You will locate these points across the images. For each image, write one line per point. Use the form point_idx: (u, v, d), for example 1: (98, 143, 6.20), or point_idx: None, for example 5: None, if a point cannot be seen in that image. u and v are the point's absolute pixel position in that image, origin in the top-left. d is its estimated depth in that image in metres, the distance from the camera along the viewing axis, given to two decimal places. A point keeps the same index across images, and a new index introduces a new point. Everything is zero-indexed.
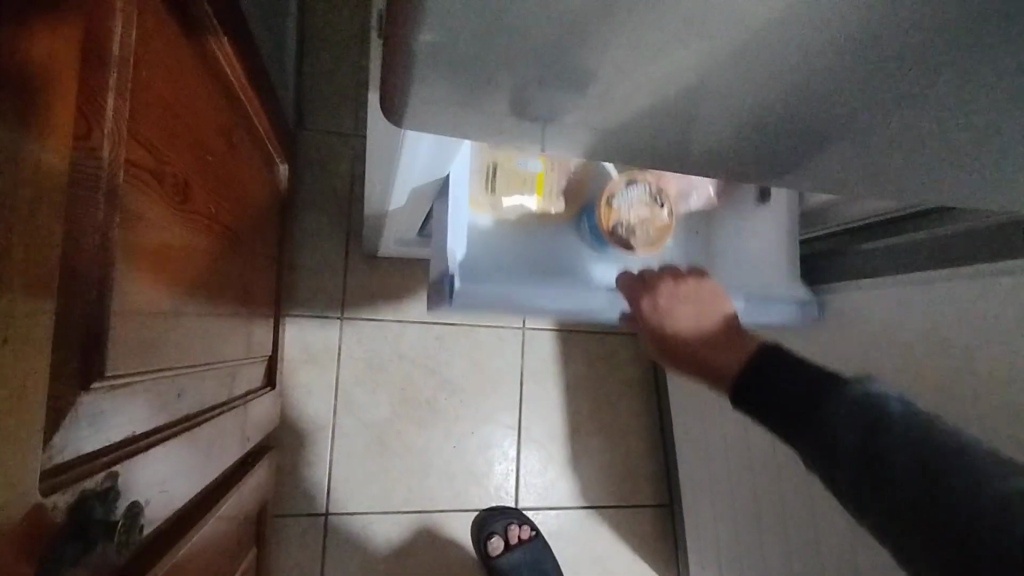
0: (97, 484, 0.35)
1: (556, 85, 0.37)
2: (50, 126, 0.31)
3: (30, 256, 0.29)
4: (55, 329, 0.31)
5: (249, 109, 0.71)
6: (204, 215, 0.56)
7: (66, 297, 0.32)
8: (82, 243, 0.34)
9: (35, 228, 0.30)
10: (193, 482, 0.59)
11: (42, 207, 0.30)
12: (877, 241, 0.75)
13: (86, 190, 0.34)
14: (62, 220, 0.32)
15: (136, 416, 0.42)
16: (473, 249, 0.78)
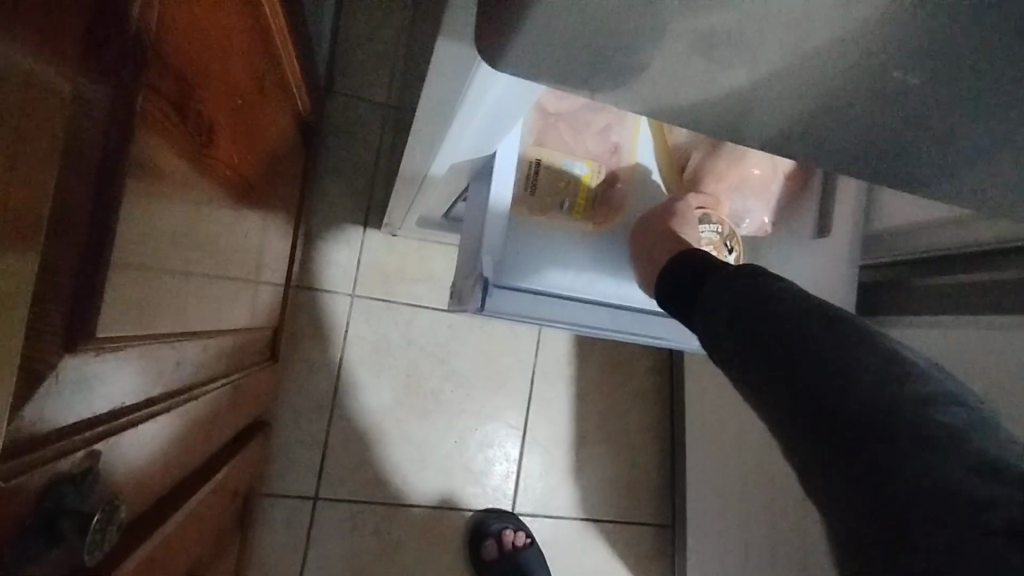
0: (72, 466, 0.30)
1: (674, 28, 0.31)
2: (55, 24, 0.25)
3: (19, 180, 0.23)
4: (38, 275, 0.25)
5: (283, 58, 0.65)
6: (225, 163, 0.51)
7: (57, 237, 0.26)
8: (83, 174, 0.28)
9: (28, 146, 0.24)
10: (181, 458, 0.53)
11: (38, 122, 0.24)
12: (941, 278, 0.70)
13: (94, 112, 0.28)
14: (61, 144, 0.26)
15: (126, 386, 0.36)
16: (520, 241, 0.73)
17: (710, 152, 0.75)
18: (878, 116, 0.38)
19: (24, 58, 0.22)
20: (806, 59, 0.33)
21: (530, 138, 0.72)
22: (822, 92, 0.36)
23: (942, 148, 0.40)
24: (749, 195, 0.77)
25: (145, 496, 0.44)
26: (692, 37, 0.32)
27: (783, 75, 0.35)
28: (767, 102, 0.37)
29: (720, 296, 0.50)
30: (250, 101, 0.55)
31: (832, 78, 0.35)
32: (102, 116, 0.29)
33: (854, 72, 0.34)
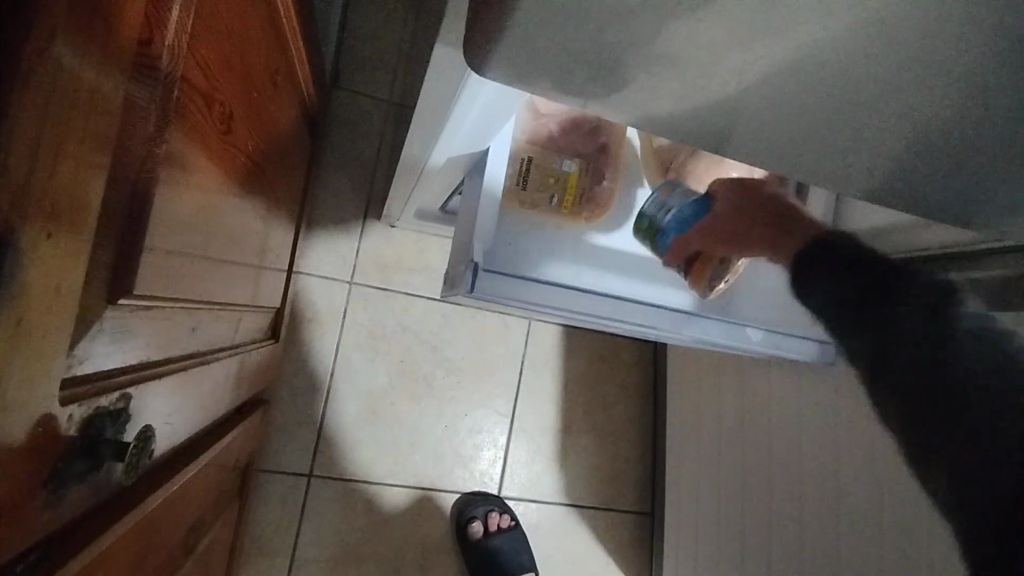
0: (110, 403, 0.34)
1: (643, 41, 0.36)
2: (124, 29, 0.29)
3: (87, 158, 0.28)
4: (93, 239, 0.30)
5: (294, 55, 0.70)
6: (240, 150, 0.55)
7: (107, 208, 0.31)
8: (129, 156, 0.32)
9: (95, 130, 0.28)
10: (192, 420, 0.57)
11: (103, 110, 0.29)
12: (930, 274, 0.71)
13: (140, 103, 0.32)
14: (116, 129, 0.30)
15: (152, 343, 0.41)
16: (510, 226, 0.77)
17: (693, 155, 0.80)
18: (826, 122, 0.43)
19: (94, 63, 0.27)
20: (761, 73, 0.38)
21: (522, 135, 0.78)
22: (778, 100, 0.41)
23: (881, 153, 0.45)
24: None
25: (162, 447, 0.49)
26: (663, 51, 0.36)
27: (742, 87, 0.39)
28: (730, 109, 0.42)
29: None
30: (264, 95, 0.60)
31: (785, 89, 0.40)
32: (146, 108, 0.33)
33: (802, 84, 0.39)
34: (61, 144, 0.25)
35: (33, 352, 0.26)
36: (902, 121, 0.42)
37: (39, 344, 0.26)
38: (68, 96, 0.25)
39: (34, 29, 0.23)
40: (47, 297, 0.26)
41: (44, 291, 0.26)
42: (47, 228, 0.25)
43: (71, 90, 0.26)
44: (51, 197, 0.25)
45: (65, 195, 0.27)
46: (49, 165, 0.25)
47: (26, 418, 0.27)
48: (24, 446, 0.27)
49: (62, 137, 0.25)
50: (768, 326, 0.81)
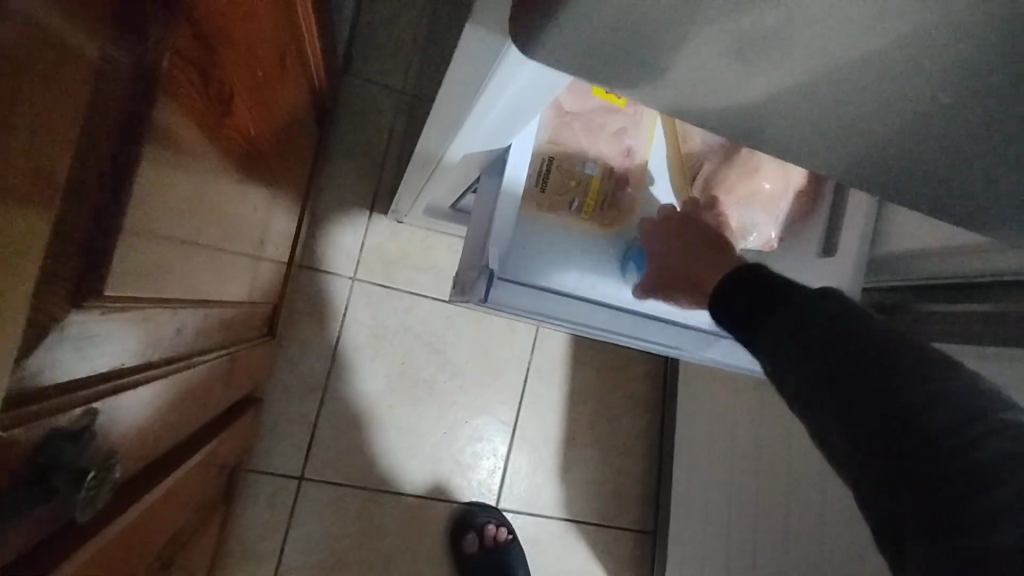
0: (69, 422, 0.30)
1: (709, 28, 0.31)
2: None
3: (43, 132, 0.23)
4: (52, 230, 0.25)
5: (305, 34, 0.65)
6: (240, 134, 0.51)
7: (72, 195, 0.26)
8: (103, 134, 0.27)
9: (56, 100, 0.23)
10: (174, 425, 0.53)
11: (68, 76, 0.24)
12: (963, 304, 0.69)
13: (120, 72, 0.27)
14: (86, 101, 0.26)
15: (127, 347, 0.36)
16: (528, 232, 0.72)
17: (723, 163, 0.76)
18: (906, 133, 0.37)
19: (52, 13, 0.22)
20: (842, 71, 0.33)
21: (544, 133, 0.73)
22: (856, 103, 0.36)
23: (956, 172, 0.40)
24: (757, 208, 0.77)
25: (136, 459, 0.44)
26: (733, 38, 0.31)
27: (818, 85, 0.35)
28: (800, 110, 0.37)
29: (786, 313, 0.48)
30: (270, 74, 0.55)
31: (867, 92, 0.35)
32: (128, 75, 0.28)
33: (887, 87, 0.34)
34: (11, 111, 0.20)
35: None
36: (993, 139, 0.37)
37: None
38: (18, 50, 0.20)
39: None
40: None
41: None
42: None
43: (24, 47, 0.21)
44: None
45: (13, 176, 0.22)
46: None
47: None
48: None
49: (11, 104, 0.20)
50: None
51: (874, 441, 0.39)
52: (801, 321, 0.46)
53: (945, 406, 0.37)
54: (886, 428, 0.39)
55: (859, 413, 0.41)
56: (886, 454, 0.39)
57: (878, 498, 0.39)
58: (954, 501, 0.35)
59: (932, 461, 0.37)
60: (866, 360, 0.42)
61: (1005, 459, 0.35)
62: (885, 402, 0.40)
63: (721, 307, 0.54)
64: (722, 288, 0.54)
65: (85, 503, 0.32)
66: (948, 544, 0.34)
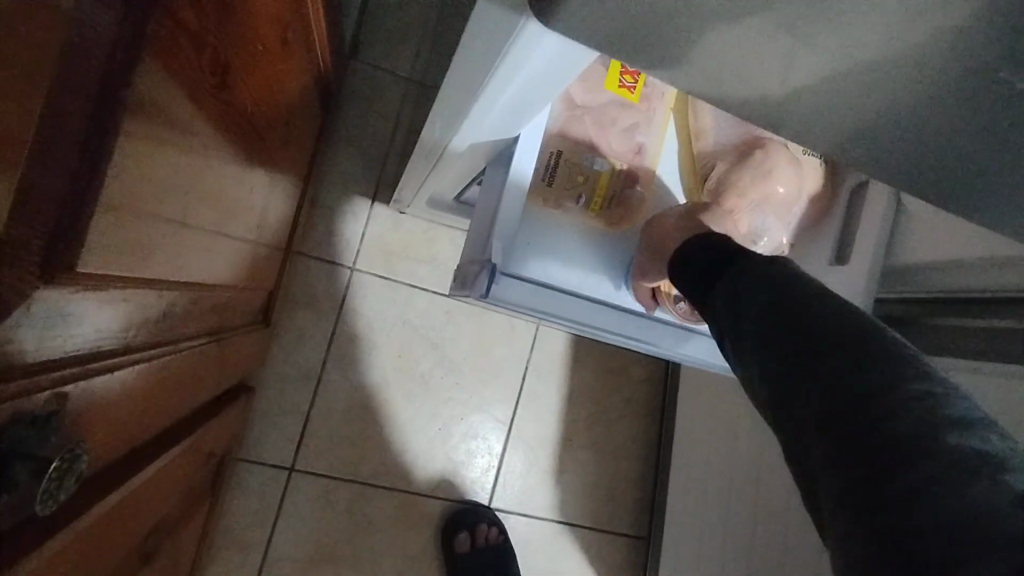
0: (35, 407, 0.28)
1: (734, 10, 0.29)
2: None
3: (4, 88, 0.21)
4: (17, 197, 0.23)
5: (311, 13, 0.63)
6: (237, 110, 0.49)
7: (42, 160, 0.24)
8: (80, 98, 0.25)
9: (21, 55, 0.21)
10: (157, 411, 0.51)
11: (37, 29, 0.22)
12: (978, 320, 0.67)
13: (102, 31, 0.26)
14: (59, 60, 0.24)
15: (105, 329, 0.34)
16: (533, 227, 0.70)
17: (736, 164, 0.74)
18: (945, 133, 0.35)
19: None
20: (882, 58, 0.31)
21: (553, 126, 0.71)
22: (893, 95, 0.33)
23: (986, 180, 0.38)
24: (770, 213, 0.74)
25: (112, 446, 0.42)
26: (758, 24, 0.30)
27: (854, 73, 0.32)
28: (830, 101, 0.35)
29: (756, 285, 0.47)
30: (271, 50, 0.53)
31: (907, 82, 0.32)
32: (109, 37, 0.26)
33: (929, 79, 0.32)
34: None
35: None
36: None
37: None
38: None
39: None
40: None
41: None
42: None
43: None
44: None
45: None
46: None
47: None
48: None
49: None
50: None
51: (829, 438, 0.35)
52: (769, 297, 0.45)
53: (909, 402, 0.33)
54: (841, 422, 0.35)
55: (816, 407, 0.37)
56: (840, 451, 0.34)
57: (827, 501, 0.34)
58: (915, 504, 0.30)
59: (892, 460, 0.32)
60: (832, 352, 0.38)
61: (976, 465, 0.30)
62: (843, 395, 0.36)
63: (685, 278, 0.57)
64: (686, 263, 0.57)
65: (48, 498, 0.29)
66: (903, 553, 0.29)
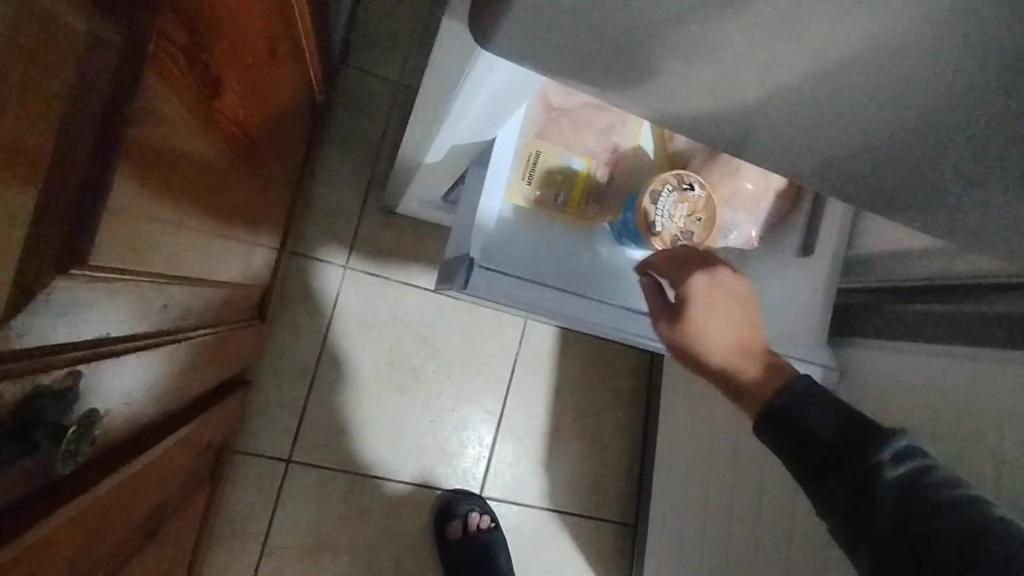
0: (53, 382, 0.32)
1: (660, 34, 0.33)
2: None
3: (25, 114, 0.25)
4: (38, 204, 0.27)
5: (299, 25, 0.66)
6: (230, 120, 0.52)
7: (57, 172, 0.28)
8: (87, 117, 0.29)
9: (39, 84, 0.25)
10: (159, 398, 0.55)
11: (52, 61, 0.26)
12: (921, 305, 0.72)
13: (105, 59, 0.29)
14: (68, 86, 0.27)
15: (111, 318, 0.38)
16: (509, 230, 0.75)
17: (708, 162, 0.78)
18: (874, 135, 0.38)
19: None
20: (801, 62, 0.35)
21: (531, 128, 0.74)
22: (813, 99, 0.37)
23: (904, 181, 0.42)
24: (739, 209, 0.79)
25: (116, 428, 0.46)
26: (681, 44, 0.34)
27: (786, 83, 0.35)
28: (766, 111, 0.38)
29: (815, 416, 0.53)
30: (260, 62, 0.57)
31: (831, 92, 0.36)
32: (112, 63, 0.30)
33: (853, 88, 0.35)
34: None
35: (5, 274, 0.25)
36: (963, 146, 0.37)
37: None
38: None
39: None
40: None
41: None
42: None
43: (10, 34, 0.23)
44: None
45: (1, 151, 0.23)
46: None
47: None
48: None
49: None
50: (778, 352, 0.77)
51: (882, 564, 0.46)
52: (829, 427, 0.52)
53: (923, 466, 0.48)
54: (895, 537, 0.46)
55: (881, 517, 0.47)
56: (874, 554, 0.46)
57: None
58: None
59: (928, 558, 0.43)
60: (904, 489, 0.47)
61: None
62: (900, 510, 0.46)
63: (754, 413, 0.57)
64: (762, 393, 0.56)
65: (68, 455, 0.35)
66: None
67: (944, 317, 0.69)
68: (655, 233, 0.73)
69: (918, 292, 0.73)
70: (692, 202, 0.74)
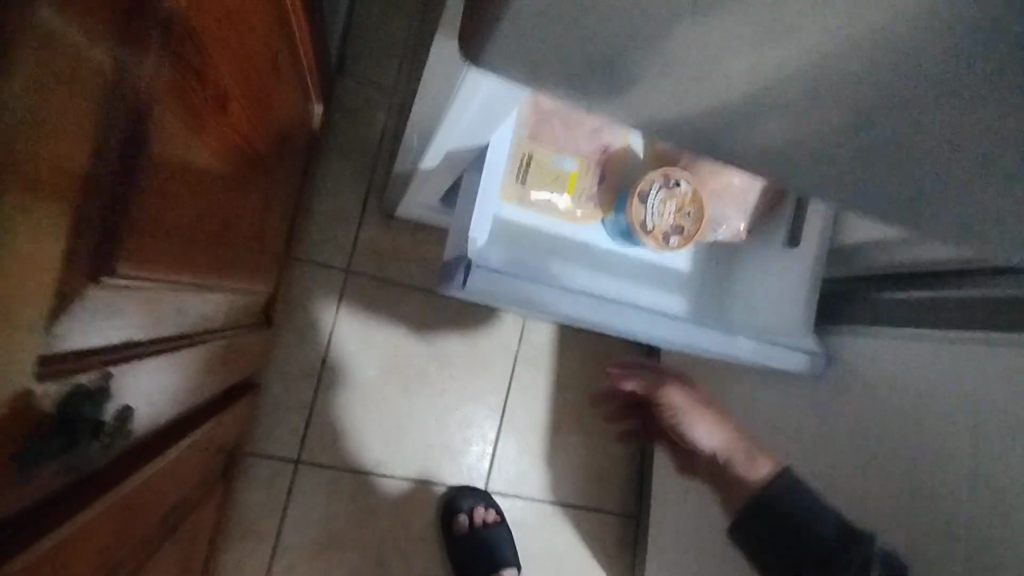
0: (90, 381, 0.34)
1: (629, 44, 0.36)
2: (102, 16, 0.29)
3: (63, 146, 0.27)
4: (71, 224, 0.29)
5: (297, 40, 0.69)
6: (236, 132, 0.55)
7: (88, 193, 0.31)
8: (111, 142, 0.32)
9: (73, 118, 0.28)
10: (177, 401, 0.57)
11: (82, 96, 0.28)
12: (904, 292, 0.76)
13: (125, 88, 0.32)
14: (97, 117, 0.30)
15: (135, 322, 0.41)
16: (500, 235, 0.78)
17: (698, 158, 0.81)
18: None
19: (70, 41, 0.26)
20: None
21: (524, 130, 0.76)
22: None
23: None
24: (726, 204, 0.84)
25: (142, 427, 0.49)
26: None
27: None
28: None
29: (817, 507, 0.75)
30: (262, 78, 0.59)
31: None
32: (130, 92, 0.33)
33: None
34: (39, 125, 0.25)
35: (41, 300, 0.28)
36: None
37: (40, 300, 0.28)
38: (34, 69, 0.24)
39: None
40: (29, 275, 0.26)
41: (25, 270, 0.26)
42: (21, 204, 0.24)
43: (49, 79, 0.25)
44: (27, 178, 0.25)
45: (42, 178, 0.26)
46: (26, 148, 0.24)
47: (18, 384, 0.28)
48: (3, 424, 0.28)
49: (38, 119, 0.25)
50: (762, 337, 0.80)
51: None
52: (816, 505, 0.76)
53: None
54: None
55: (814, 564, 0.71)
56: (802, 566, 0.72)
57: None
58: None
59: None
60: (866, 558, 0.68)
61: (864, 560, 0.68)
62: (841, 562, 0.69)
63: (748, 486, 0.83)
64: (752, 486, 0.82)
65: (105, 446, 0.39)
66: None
67: (927, 303, 0.73)
68: (649, 231, 0.77)
69: (902, 281, 0.77)
70: (680, 197, 0.78)
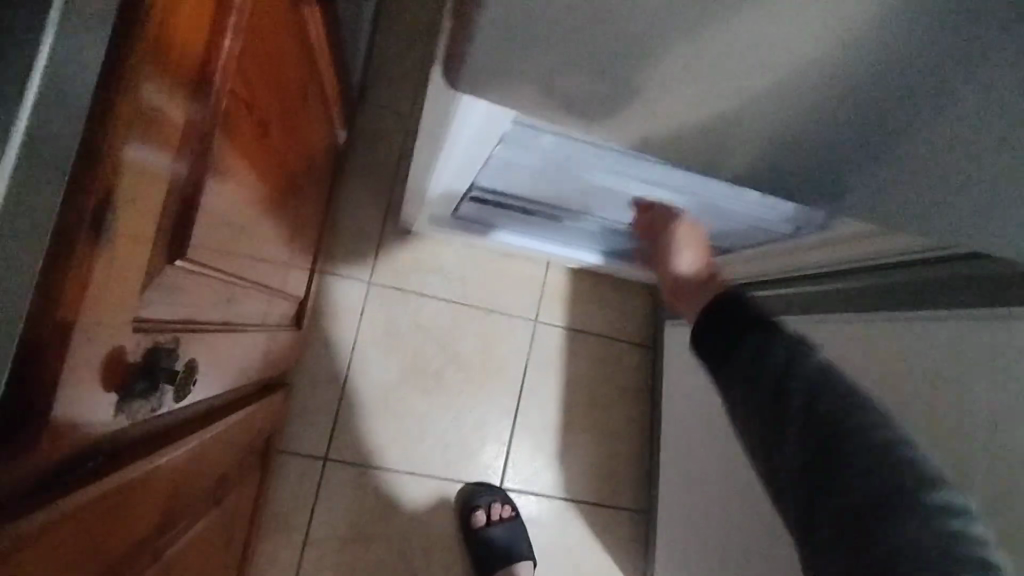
0: (166, 342, 0.44)
1: None
2: (185, 80, 0.39)
3: (159, 173, 0.38)
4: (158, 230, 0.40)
5: (325, 75, 0.80)
6: (275, 153, 0.66)
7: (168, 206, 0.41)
8: (183, 165, 0.42)
9: (165, 153, 0.38)
10: (223, 383, 0.67)
11: (171, 136, 0.39)
12: (846, 282, 0.83)
13: (195, 127, 0.43)
14: (177, 149, 0.40)
15: (197, 303, 0.51)
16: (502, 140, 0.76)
17: None
18: None
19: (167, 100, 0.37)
20: None
21: None
22: None
23: None
24: None
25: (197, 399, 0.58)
26: None
27: None
28: None
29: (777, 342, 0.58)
30: (296, 108, 0.70)
31: None
32: (198, 129, 0.43)
33: None
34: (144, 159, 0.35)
35: (138, 286, 0.38)
36: None
37: (136, 286, 0.38)
38: (146, 122, 0.34)
39: (123, 74, 0.31)
40: (131, 266, 0.36)
41: (129, 263, 0.36)
42: (131, 215, 0.35)
43: (154, 130, 0.35)
44: (134, 198, 0.35)
45: (142, 197, 0.36)
46: (137, 176, 0.34)
47: (121, 344, 0.38)
48: (111, 366, 0.37)
49: (143, 156, 0.35)
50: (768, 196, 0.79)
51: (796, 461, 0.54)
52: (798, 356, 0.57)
53: (859, 439, 0.52)
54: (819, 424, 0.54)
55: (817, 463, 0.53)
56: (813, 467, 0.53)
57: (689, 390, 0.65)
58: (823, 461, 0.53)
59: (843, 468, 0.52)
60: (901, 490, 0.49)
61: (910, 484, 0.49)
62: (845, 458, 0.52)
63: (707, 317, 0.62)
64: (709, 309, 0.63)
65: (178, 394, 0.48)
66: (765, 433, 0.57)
67: (865, 290, 0.79)
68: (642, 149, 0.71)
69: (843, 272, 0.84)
70: None
